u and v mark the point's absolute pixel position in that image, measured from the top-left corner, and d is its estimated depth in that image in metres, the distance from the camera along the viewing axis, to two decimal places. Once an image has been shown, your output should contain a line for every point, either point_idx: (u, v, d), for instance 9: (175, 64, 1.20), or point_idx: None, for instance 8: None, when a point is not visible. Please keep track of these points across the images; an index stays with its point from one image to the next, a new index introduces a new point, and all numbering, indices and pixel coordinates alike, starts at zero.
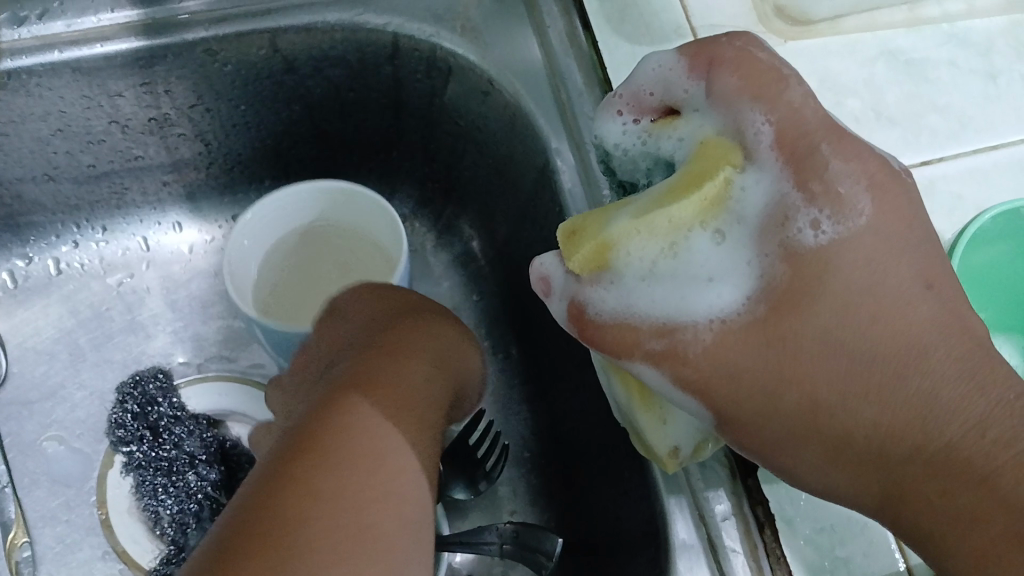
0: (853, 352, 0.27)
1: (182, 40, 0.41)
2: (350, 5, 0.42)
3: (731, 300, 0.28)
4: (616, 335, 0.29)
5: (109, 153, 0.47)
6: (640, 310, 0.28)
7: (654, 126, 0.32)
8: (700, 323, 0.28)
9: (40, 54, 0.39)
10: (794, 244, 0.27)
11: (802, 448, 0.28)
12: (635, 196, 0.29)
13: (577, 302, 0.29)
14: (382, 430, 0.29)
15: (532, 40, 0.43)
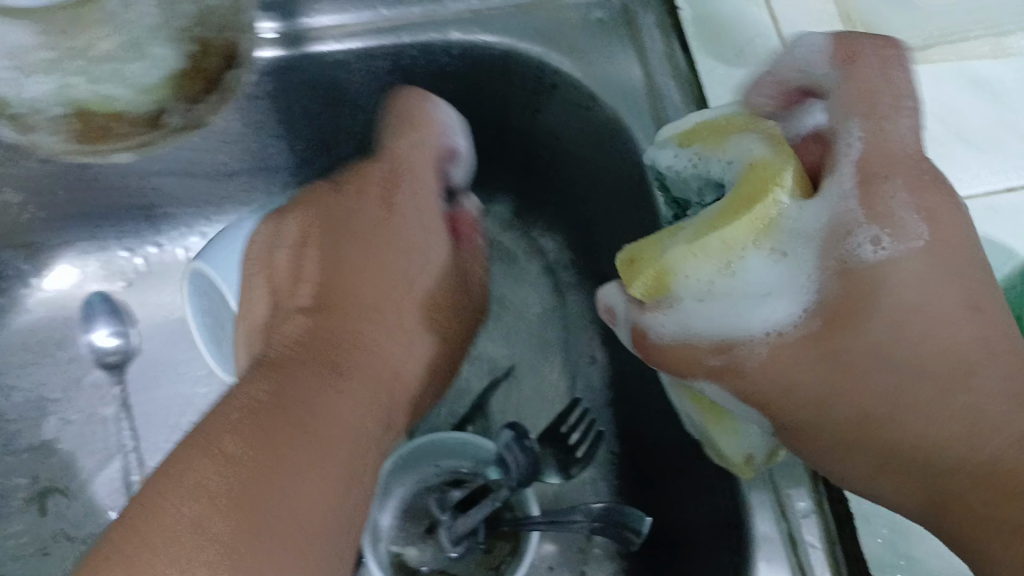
0: (899, 366, 0.29)
1: (317, 53, 0.45)
2: (466, 24, 0.46)
3: (785, 311, 0.31)
4: (675, 353, 0.34)
5: (241, 153, 0.51)
6: (700, 330, 0.33)
7: (705, 149, 0.35)
8: (757, 337, 0.32)
9: (289, 48, 0.45)
10: (852, 259, 0.30)
11: (852, 458, 0.31)
12: (691, 220, 0.32)
13: (639, 326, 0.35)
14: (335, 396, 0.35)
15: (632, 59, 0.46)
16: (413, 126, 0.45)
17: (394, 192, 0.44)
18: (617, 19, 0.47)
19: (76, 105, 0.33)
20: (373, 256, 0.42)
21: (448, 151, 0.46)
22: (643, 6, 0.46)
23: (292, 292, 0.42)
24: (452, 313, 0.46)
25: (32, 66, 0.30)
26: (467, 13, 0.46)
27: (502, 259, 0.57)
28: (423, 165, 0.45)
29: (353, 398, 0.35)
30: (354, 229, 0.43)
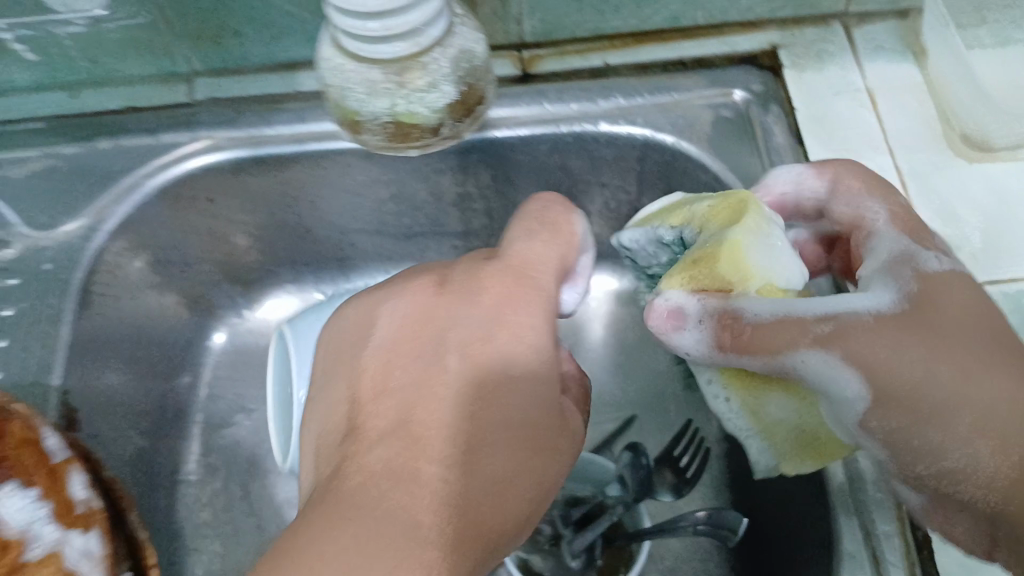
0: (978, 346, 0.35)
1: (491, 136, 0.56)
2: (614, 117, 0.55)
3: (887, 301, 0.37)
4: (780, 326, 0.37)
5: (424, 218, 0.62)
6: (797, 308, 0.38)
7: (655, 221, 0.47)
8: (863, 311, 0.37)
9: (511, 129, 0.56)
10: (922, 268, 0.39)
11: (952, 425, 0.34)
12: (711, 237, 0.42)
13: (734, 308, 0.39)
14: (408, 486, 0.32)
15: (753, 148, 0.54)
16: (547, 236, 0.41)
17: (516, 308, 0.37)
18: (741, 117, 0.55)
19: (393, 119, 0.41)
20: (481, 379, 0.36)
21: (562, 266, 0.40)
22: (765, 108, 0.55)
23: (374, 406, 0.35)
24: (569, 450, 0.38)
25: (377, 89, 0.39)
26: (616, 110, 0.56)
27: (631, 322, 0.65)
28: (543, 280, 0.39)
29: (433, 487, 0.33)
30: (463, 344, 0.36)
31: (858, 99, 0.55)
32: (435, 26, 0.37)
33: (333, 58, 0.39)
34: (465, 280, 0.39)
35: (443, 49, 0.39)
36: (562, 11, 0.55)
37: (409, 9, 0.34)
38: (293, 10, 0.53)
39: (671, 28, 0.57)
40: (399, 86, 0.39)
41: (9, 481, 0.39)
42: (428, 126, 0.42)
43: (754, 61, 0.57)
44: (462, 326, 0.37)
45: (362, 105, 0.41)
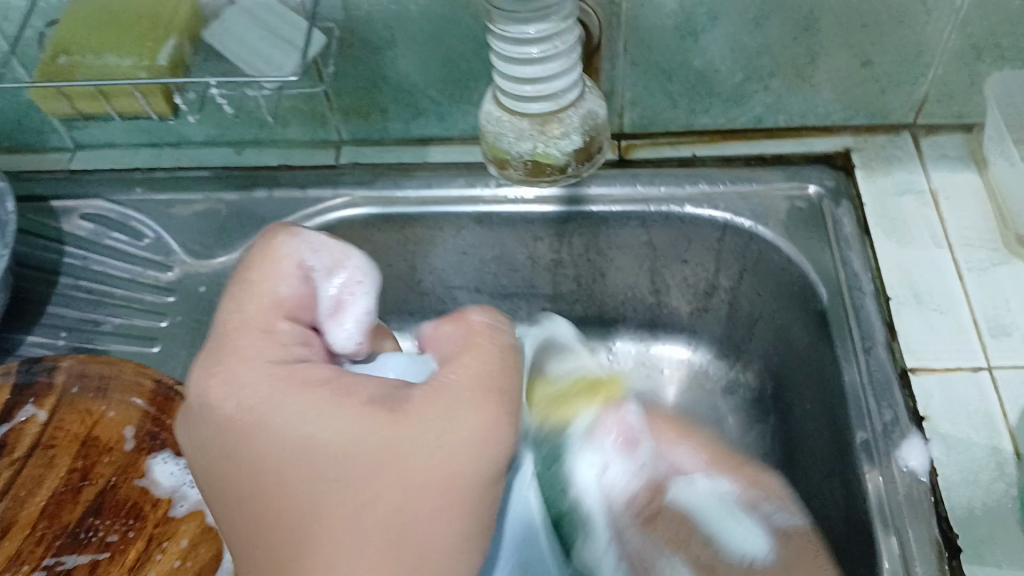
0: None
1: (588, 209, 0.63)
2: (699, 201, 0.63)
3: (756, 552, 0.50)
4: (683, 522, 0.52)
5: (518, 279, 0.70)
6: (689, 506, 0.52)
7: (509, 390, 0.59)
8: (739, 551, 0.50)
9: (606, 204, 0.63)
10: (777, 525, 0.51)
11: None
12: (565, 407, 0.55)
13: (658, 485, 0.53)
14: (325, 537, 0.39)
15: (824, 235, 0.60)
16: (210, 341, 0.43)
17: (278, 420, 0.40)
18: (814, 209, 0.62)
19: (531, 159, 0.49)
20: (309, 493, 0.39)
21: (274, 328, 0.44)
22: (837, 202, 0.61)
23: (251, 499, 0.41)
24: (468, 448, 0.40)
25: (525, 133, 0.48)
26: (700, 195, 0.63)
27: (699, 393, 0.70)
28: (263, 380, 0.41)
29: (344, 519, 0.39)
30: (272, 481, 0.40)
31: (923, 199, 0.61)
32: (574, 90, 0.47)
33: (492, 109, 0.49)
34: (227, 419, 0.41)
35: (579, 108, 0.48)
36: (660, 108, 0.63)
37: (557, 76, 0.45)
38: (432, 94, 0.63)
39: (754, 128, 0.65)
40: (540, 133, 0.48)
41: (163, 450, 0.52)
42: (559, 167, 0.50)
43: (829, 161, 0.64)
44: (260, 462, 0.40)
45: (510, 147, 0.49)
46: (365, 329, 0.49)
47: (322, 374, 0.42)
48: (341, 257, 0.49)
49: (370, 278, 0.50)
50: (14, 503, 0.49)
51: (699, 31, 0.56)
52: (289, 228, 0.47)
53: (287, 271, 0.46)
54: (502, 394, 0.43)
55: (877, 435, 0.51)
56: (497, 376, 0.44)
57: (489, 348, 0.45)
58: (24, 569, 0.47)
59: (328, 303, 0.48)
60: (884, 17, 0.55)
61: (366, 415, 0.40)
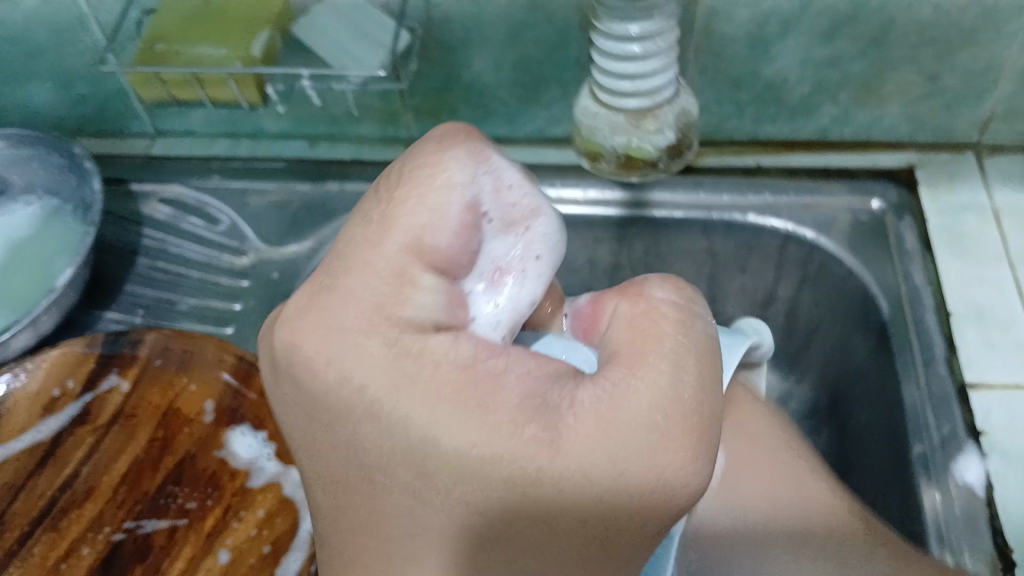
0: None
1: (651, 213, 0.65)
2: (764, 210, 0.64)
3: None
4: None
5: (577, 282, 0.71)
6: None
7: None
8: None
9: (669, 210, 0.65)
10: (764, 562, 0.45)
11: None
12: None
13: None
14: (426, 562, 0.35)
15: (886, 248, 0.61)
16: (332, 291, 0.35)
17: (410, 417, 0.32)
18: (875, 224, 0.63)
19: (625, 150, 0.59)
20: (413, 502, 0.33)
21: (406, 278, 0.35)
22: (900, 216, 0.63)
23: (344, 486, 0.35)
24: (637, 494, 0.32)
25: (620, 126, 0.57)
26: (764, 204, 0.64)
27: None
28: (386, 356, 0.33)
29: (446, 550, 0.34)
30: (379, 485, 0.34)
31: (984, 216, 0.62)
32: (666, 90, 0.55)
33: (592, 105, 0.57)
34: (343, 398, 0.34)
35: (671, 105, 0.56)
36: (726, 117, 0.64)
37: (655, 74, 0.53)
38: (503, 95, 0.65)
39: (819, 140, 0.66)
40: (635, 127, 0.57)
41: (243, 423, 0.55)
42: (649, 158, 0.60)
43: (893, 175, 0.65)
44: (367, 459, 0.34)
45: (607, 140, 0.59)
46: (518, 315, 0.38)
47: (471, 366, 0.33)
48: (528, 222, 0.39)
49: (553, 255, 0.40)
50: (96, 468, 0.53)
51: (770, 42, 0.58)
52: (473, 150, 0.37)
53: (448, 206, 0.36)
54: (688, 417, 0.34)
55: (935, 448, 0.51)
56: (685, 398, 0.34)
57: (669, 336, 0.36)
58: (105, 530, 0.51)
59: (486, 263, 0.38)
60: (955, 34, 0.56)
61: (513, 444, 0.32)
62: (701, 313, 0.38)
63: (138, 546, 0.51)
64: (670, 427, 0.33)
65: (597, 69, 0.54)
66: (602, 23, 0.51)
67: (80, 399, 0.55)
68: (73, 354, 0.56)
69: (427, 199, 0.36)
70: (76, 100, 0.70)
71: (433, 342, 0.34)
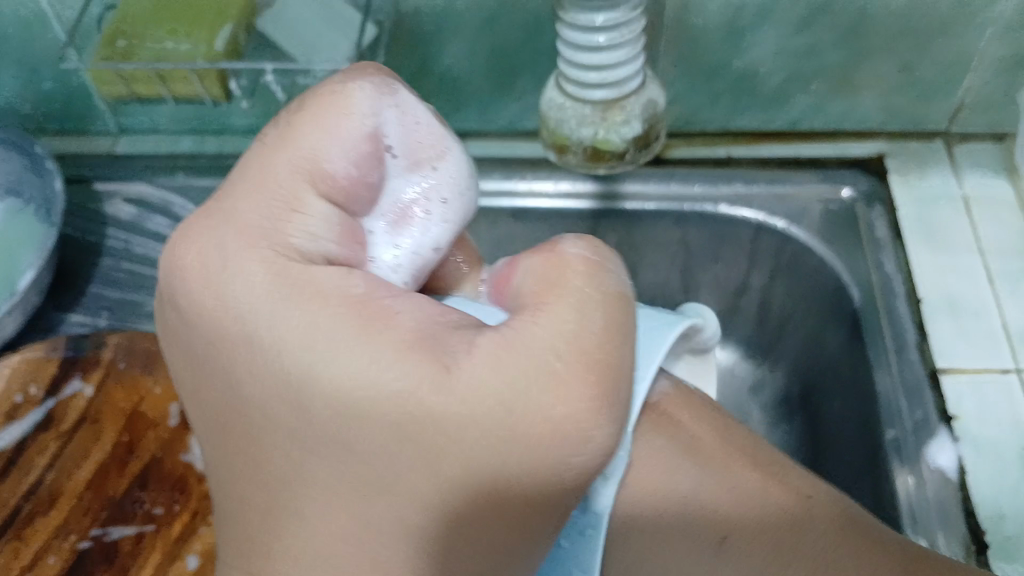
0: None
1: (622, 205, 0.64)
2: (735, 200, 0.64)
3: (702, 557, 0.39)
4: None
5: None
6: None
7: None
8: None
9: (641, 202, 0.64)
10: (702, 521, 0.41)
11: None
12: None
13: None
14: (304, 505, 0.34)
15: (858, 239, 0.61)
16: (224, 217, 0.35)
17: (284, 344, 0.33)
18: (845, 214, 0.63)
19: (592, 143, 0.59)
20: (306, 446, 0.33)
21: (299, 205, 0.35)
22: (870, 205, 0.62)
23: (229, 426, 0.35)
24: (530, 447, 0.32)
25: (586, 119, 0.57)
26: (736, 195, 0.64)
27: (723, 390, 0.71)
28: (274, 292, 0.34)
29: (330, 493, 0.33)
30: (260, 421, 0.34)
31: (955, 205, 0.62)
32: (633, 80, 0.55)
33: (558, 99, 0.57)
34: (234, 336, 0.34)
35: (638, 97, 0.56)
36: (699, 106, 0.64)
37: (621, 66, 0.53)
38: (474, 88, 0.64)
39: (790, 130, 0.66)
40: (601, 119, 0.57)
41: None
42: (616, 152, 0.59)
43: (863, 165, 0.65)
44: (254, 397, 0.34)
45: (573, 132, 0.58)
46: (418, 262, 0.40)
47: (365, 301, 0.34)
48: (434, 161, 0.40)
49: (460, 202, 0.41)
50: (62, 473, 0.52)
51: (744, 31, 0.57)
52: (379, 85, 0.37)
53: (347, 138, 0.36)
54: (589, 358, 0.33)
55: (908, 433, 0.51)
56: (590, 338, 0.33)
57: (576, 288, 0.35)
58: (71, 537, 0.50)
59: (391, 204, 0.40)
60: (926, 25, 0.56)
61: (393, 365, 0.32)
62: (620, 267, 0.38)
63: (105, 552, 0.50)
64: (565, 366, 0.32)
65: (563, 61, 0.54)
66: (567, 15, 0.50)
67: (43, 404, 0.54)
68: (34, 358, 0.55)
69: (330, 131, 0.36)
70: (40, 97, 0.68)
71: (322, 275, 0.34)
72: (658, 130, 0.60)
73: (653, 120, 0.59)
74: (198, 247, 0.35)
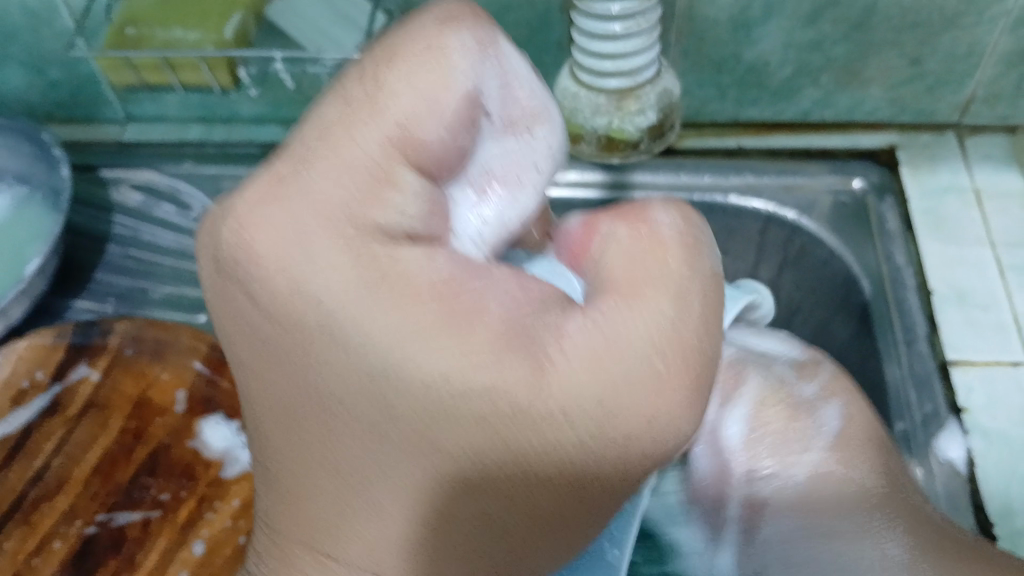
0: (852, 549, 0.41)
1: (630, 196, 0.64)
2: (745, 192, 0.64)
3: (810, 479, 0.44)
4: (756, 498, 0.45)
5: None
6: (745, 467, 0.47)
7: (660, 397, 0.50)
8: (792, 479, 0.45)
9: (651, 191, 0.64)
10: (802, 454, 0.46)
11: None
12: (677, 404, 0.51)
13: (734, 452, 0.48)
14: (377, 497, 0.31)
15: (869, 233, 0.61)
16: (300, 186, 0.29)
17: (370, 335, 0.28)
18: (855, 206, 0.63)
19: (607, 132, 0.59)
20: (378, 441, 0.30)
21: (384, 180, 0.29)
22: (881, 197, 0.62)
23: (281, 410, 0.32)
24: (626, 446, 0.29)
25: (601, 109, 0.57)
26: (745, 186, 0.64)
27: None
28: (360, 282, 0.28)
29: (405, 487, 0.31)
30: (330, 410, 0.30)
31: (965, 198, 0.61)
32: (648, 70, 0.54)
33: (572, 88, 0.57)
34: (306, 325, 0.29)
35: (653, 87, 0.56)
36: (706, 100, 0.64)
37: (637, 55, 0.52)
38: None
39: (800, 121, 0.65)
40: (615, 109, 0.57)
41: (218, 412, 0.54)
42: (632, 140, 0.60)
43: (874, 157, 0.64)
44: (323, 388, 0.30)
45: (588, 121, 0.58)
46: (501, 234, 0.34)
47: (451, 295, 0.29)
48: (526, 122, 0.34)
49: (549, 168, 0.35)
50: (68, 460, 0.52)
51: (752, 24, 0.57)
52: (480, 33, 0.31)
53: (446, 103, 0.30)
54: (689, 356, 0.30)
55: (917, 426, 0.51)
56: (688, 329, 0.31)
57: (675, 270, 0.32)
58: (77, 523, 0.50)
59: (477, 171, 0.33)
60: (936, 17, 0.55)
61: (492, 362, 0.28)
62: (712, 251, 0.34)
63: (112, 538, 0.50)
64: (666, 364, 0.30)
65: (577, 49, 0.54)
66: (583, 3, 0.50)
67: (50, 390, 0.54)
68: (41, 344, 0.55)
69: (423, 88, 0.29)
70: (46, 86, 0.68)
71: (410, 259, 0.29)
72: (673, 119, 0.60)
73: (669, 109, 0.59)
74: (264, 216, 0.29)
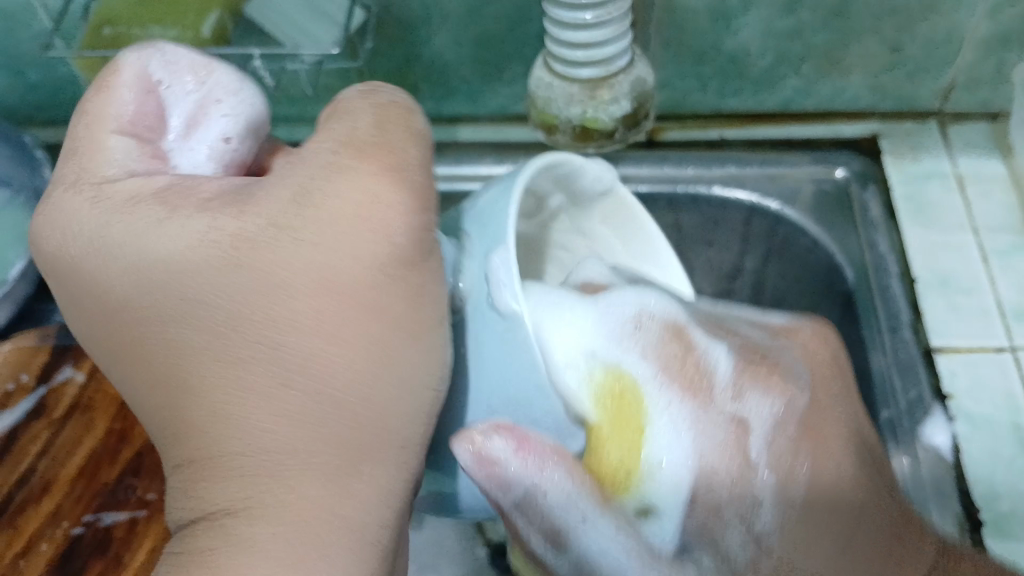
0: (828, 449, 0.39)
1: None
2: (728, 182, 0.64)
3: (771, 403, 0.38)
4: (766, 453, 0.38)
5: None
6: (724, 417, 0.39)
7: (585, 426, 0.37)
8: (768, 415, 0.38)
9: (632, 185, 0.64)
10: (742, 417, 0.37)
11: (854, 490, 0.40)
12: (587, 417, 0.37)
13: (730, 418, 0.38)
14: (190, 375, 0.34)
15: (853, 225, 0.61)
16: (54, 188, 0.39)
17: (115, 236, 0.35)
18: (838, 195, 0.63)
19: (581, 122, 0.59)
20: (165, 321, 0.35)
21: (95, 146, 0.38)
22: (863, 186, 0.63)
23: (122, 366, 0.37)
24: (353, 222, 0.34)
25: (574, 98, 0.57)
26: (728, 177, 0.64)
27: None
28: (99, 204, 0.36)
29: (200, 349, 0.34)
30: (134, 326, 0.35)
31: (949, 185, 0.62)
32: (621, 58, 0.55)
33: (546, 78, 0.57)
34: (99, 245, 0.35)
35: (627, 75, 0.56)
36: (688, 92, 0.63)
37: (609, 44, 0.53)
38: (464, 73, 0.63)
39: (782, 112, 0.65)
40: (590, 98, 0.57)
41: None
42: (607, 128, 0.60)
43: (855, 146, 0.65)
44: (118, 293, 0.35)
45: (561, 111, 0.58)
46: (221, 155, 0.41)
47: (173, 183, 0.36)
48: (194, 71, 0.41)
49: (245, 100, 0.41)
50: (53, 462, 0.52)
51: (731, 14, 0.57)
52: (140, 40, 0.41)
53: (122, 81, 0.39)
54: (363, 147, 0.36)
55: (903, 413, 0.52)
56: (364, 134, 0.37)
57: (368, 108, 0.38)
58: (63, 524, 0.50)
59: (178, 118, 0.41)
60: (915, 4, 0.55)
61: (194, 214, 0.34)
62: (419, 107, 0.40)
63: (97, 538, 0.50)
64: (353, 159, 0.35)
65: (549, 39, 0.54)
66: None
67: (35, 392, 0.55)
68: (27, 347, 0.56)
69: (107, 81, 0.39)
70: (26, 88, 0.67)
71: (138, 180, 0.37)
72: (647, 108, 0.60)
73: (643, 95, 0.59)
74: (44, 219, 0.38)
